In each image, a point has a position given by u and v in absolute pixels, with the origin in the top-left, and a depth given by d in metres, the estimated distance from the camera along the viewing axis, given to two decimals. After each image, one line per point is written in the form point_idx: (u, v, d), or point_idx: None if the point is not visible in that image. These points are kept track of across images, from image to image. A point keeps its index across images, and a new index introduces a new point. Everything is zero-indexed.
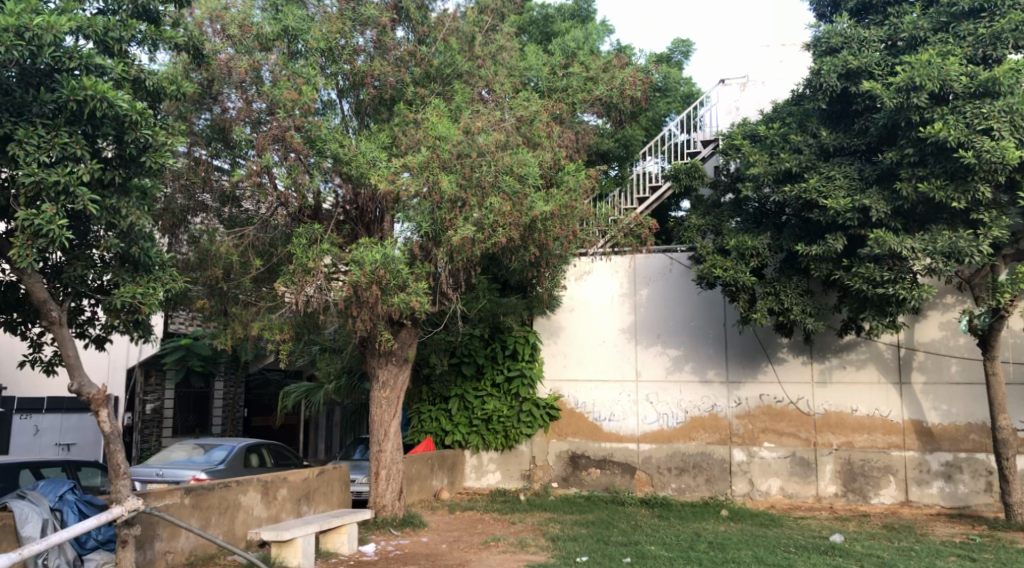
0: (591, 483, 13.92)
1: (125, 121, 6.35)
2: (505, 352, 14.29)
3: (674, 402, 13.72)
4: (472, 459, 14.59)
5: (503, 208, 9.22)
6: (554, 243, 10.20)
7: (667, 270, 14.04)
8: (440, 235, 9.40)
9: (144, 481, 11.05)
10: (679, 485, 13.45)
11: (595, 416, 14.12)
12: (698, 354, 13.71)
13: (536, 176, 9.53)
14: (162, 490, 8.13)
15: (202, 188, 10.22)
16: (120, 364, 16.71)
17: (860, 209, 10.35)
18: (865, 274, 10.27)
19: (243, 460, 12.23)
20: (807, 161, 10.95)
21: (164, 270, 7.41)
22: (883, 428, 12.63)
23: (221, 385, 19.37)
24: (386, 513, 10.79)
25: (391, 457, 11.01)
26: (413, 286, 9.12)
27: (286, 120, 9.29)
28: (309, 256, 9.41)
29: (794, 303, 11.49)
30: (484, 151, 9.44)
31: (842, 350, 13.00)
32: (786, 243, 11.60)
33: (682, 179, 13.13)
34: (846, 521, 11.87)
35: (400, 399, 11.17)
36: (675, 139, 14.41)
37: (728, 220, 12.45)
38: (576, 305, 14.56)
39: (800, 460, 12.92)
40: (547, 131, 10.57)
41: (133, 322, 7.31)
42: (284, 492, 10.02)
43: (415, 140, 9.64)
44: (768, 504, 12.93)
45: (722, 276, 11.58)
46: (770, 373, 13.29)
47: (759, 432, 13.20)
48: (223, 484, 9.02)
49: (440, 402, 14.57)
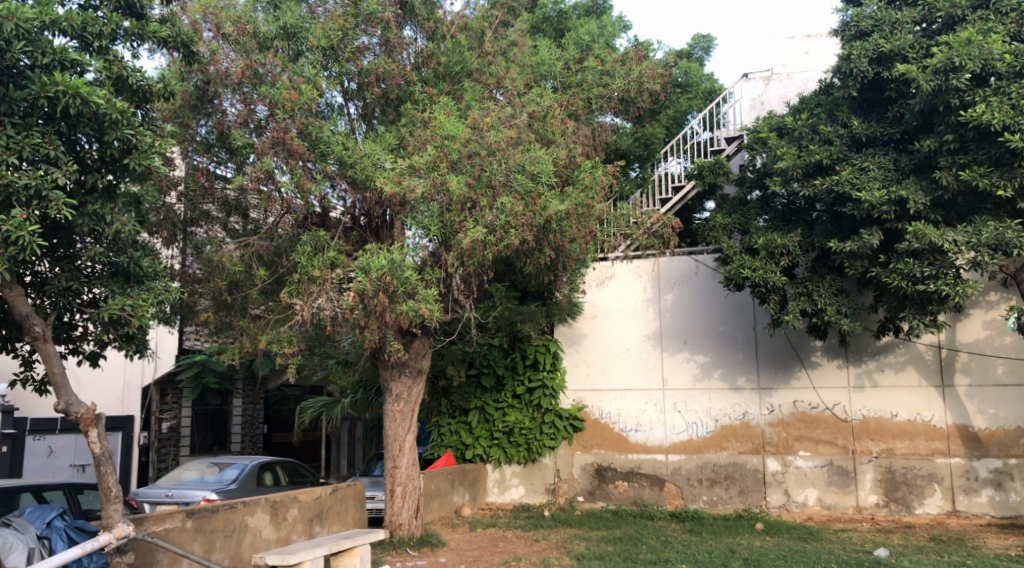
0: (618, 497, 13.33)
1: (105, 121, 6.26)
2: (525, 362, 13.77)
3: (703, 410, 13.11)
4: (494, 474, 14.06)
5: (515, 208, 8.79)
6: (571, 245, 9.72)
7: (693, 272, 13.46)
8: (451, 238, 8.95)
9: (153, 503, 10.65)
10: (711, 498, 12.81)
11: (620, 427, 13.54)
12: (728, 360, 13.09)
13: (550, 174, 9.08)
14: (161, 513, 7.72)
15: (205, 197, 9.97)
16: (136, 384, 16.36)
17: (896, 201, 9.76)
18: (904, 270, 9.64)
19: (255, 479, 11.81)
20: (839, 152, 10.34)
21: (158, 281, 7.13)
22: (926, 433, 11.93)
23: (239, 402, 19.23)
24: (402, 532, 10.30)
25: (407, 473, 10.54)
26: (422, 293, 8.71)
27: (287, 122, 8.97)
28: (315, 264, 9.05)
29: (828, 304, 10.87)
30: (495, 149, 9.01)
31: (880, 352, 12.31)
32: (818, 239, 11.00)
33: (706, 176, 12.67)
34: (889, 533, 11.16)
35: (415, 412, 10.70)
36: (698, 137, 13.89)
37: (755, 218, 11.87)
38: (599, 311, 14.01)
39: (838, 470, 12.24)
40: (561, 127, 10.10)
41: (127, 336, 7.01)
42: (295, 512, 9.58)
43: (422, 140, 9.20)
44: (806, 516, 12.25)
45: (751, 276, 11.00)
46: (804, 378, 12.64)
47: (793, 441, 12.53)
48: (228, 505, 8.59)
49: (459, 415, 14.06)
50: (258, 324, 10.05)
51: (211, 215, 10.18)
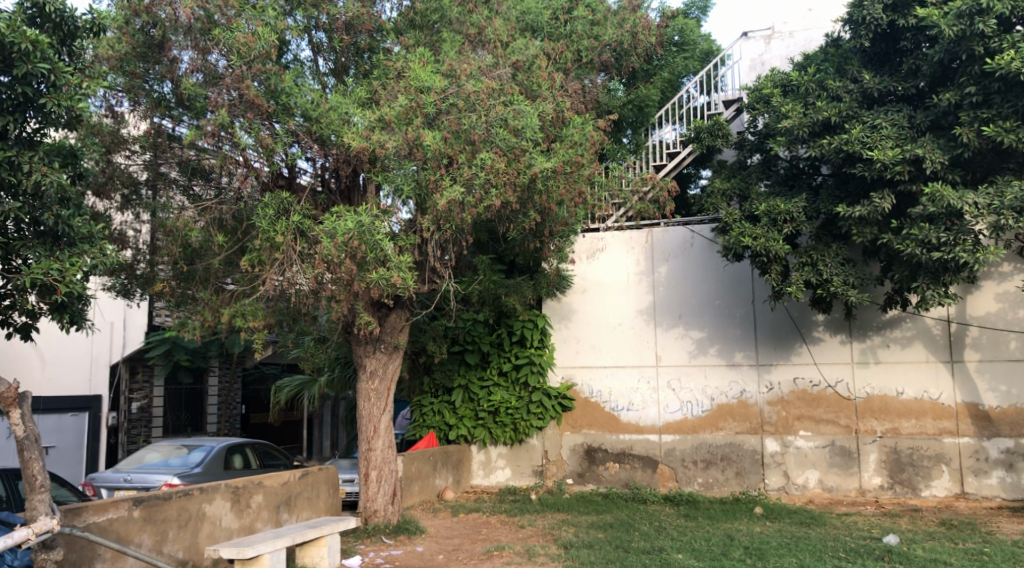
0: (609, 480, 12.65)
1: (13, 51, 5.63)
2: (512, 339, 13.05)
3: (698, 388, 12.41)
4: (479, 455, 13.35)
5: (497, 165, 8.05)
6: (558, 208, 8.97)
7: (688, 243, 12.70)
8: (426, 200, 8.18)
9: (111, 489, 9.85)
10: (706, 480, 12.16)
11: (611, 406, 12.83)
12: (724, 336, 12.38)
13: (535, 129, 8.31)
14: (103, 502, 6.98)
15: (162, 157, 9.12)
16: (103, 360, 15.52)
17: (911, 160, 9.05)
18: (919, 236, 8.92)
19: (223, 462, 11.05)
20: (848, 108, 9.56)
21: (95, 245, 6.35)
22: (933, 412, 11.26)
23: (215, 381, 18.56)
24: (377, 519, 9.62)
25: (382, 456, 9.81)
26: (394, 260, 7.86)
27: (244, 70, 8.06)
28: (276, 230, 8.27)
29: (834, 274, 10.13)
30: (474, 100, 8.23)
31: (885, 327, 11.62)
32: (823, 205, 10.26)
33: (704, 138, 11.91)
34: (897, 517, 10.51)
35: (391, 391, 9.95)
36: (694, 102, 13.12)
37: (756, 183, 11.10)
38: (589, 285, 13.24)
39: (840, 450, 11.58)
40: (547, 80, 9.34)
41: (60, 304, 6.21)
42: (259, 499, 8.83)
43: (394, 91, 8.34)
44: (806, 499, 11.61)
45: (752, 246, 10.26)
46: (805, 354, 11.94)
47: (794, 420, 11.86)
48: (183, 492, 7.83)
49: (443, 394, 13.33)
50: (221, 296, 9.27)
51: (172, 180, 9.35)
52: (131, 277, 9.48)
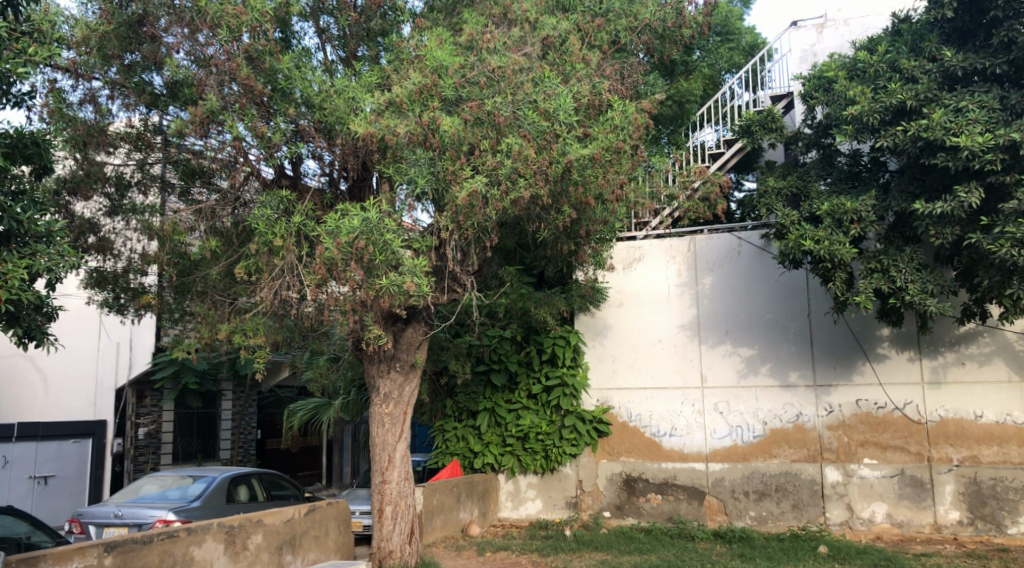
0: (651, 513, 11.38)
1: None
2: (542, 357, 11.91)
3: (750, 412, 11.14)
4: (508, 485, 12.15)
5: (526, 151, 7.03)
6: (596, 203, 7.89)
7: (735, 252, 11.53)
8: (445, 195, 7.18)
9: (99, 525, 8.61)
10: (760, 514, 10.87)
11: (652, 432, 11.59)
12: (777, 353, 11.14)
13: (569, 111, 7.26)
14: (66, 550, 5.92)
15: (154, 154, 8.34)
16: (109, 385, 14.65)
17: (1005, 147, 7.92)
18: (1017, 233, 7.67)
19: (226, 494, 9.88)
20: (927, 91, 8.45)
21: (52, 245, 5.45)
22: (1018, 438, 9.90)
23: (229, 405, 17.61)
24: (393, 561, 8.46)
25: (398, 490, 8.67)
26: (408, 263, 6.81)
27: (232, 46, 7.11)
28: (276, 231, 7.30)
29: (909, 281, 8.85)
30: (498, 78, 7.29)
31: (961, 342, 10.30)
32: (895, 202, 9.05)
33: (756, 132, 10.47)
34: (985, 559, 9.14)
35: (407, 416, 8.86)
36: (738, 100, 11.92)
37: (815, 181, 9.88)
38: (625, 298, 12.06)
39: (911, 480, 10.25)
40: (582, 61, 8.34)
41: (10, 315, 5.24)
42: (258, 540, 7.73)
43: (408, 73, 7.39)
44: (873, 536, 10.26)
45: (814, 249, 9.06)
46: (868, 373, 10.66)
47: (857, 447, 10.56)
48: (167, 533, 6.77)
49: (467, 418, 12.20)
50: (221, 310, 8.26)
51: (169, 182, 8.59)
52: (120, 289, 8.53)
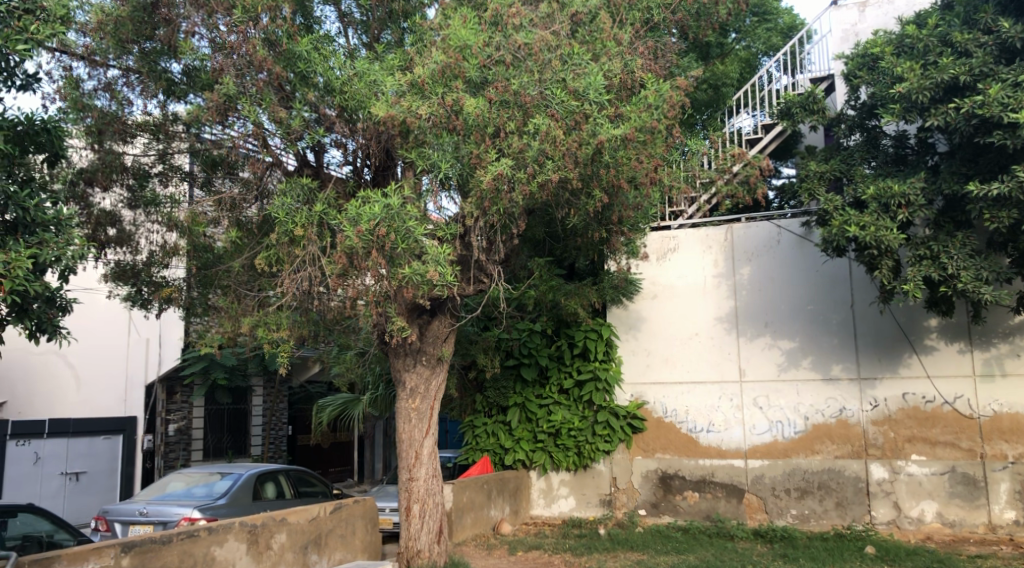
0: (688, 511, 10.99)
1: None
2: (573, 351, 11.57)
3: (790, 406, 10.69)
4: (539, 482, 11.84)
5: (555, 131, 6.71)
6: (629, 189, 7.53)
7: (775, 240, 11.08)
8: (470, 180, 6.88)
9: (125, 523, 8.47)
10: (802, 512, 10.43)
11: (688, 427, 11.19)
12: (819, 345, 10.67)
13: (600, 89, 6.95)
14: (82, 550, 5.73)
15: (174, 144, 8.23)
16: (139, 381, 14.64)
17: None
18: None
19: (253, 491, 9.70)
20: (981, 65, 7.98)
21: (61, 234, 5.26)
22: None
23: (260, 401, 17.54)
24: (421, 561, 8.18)
25: (425, 487, 8.39)
26: (431, 252, 6.53)
27: (248, 27, 6.90)
28: (296, 221, 7.06)
29: (962, 267, 8.33)
30: (525, 56, 6.96)
31: (1016, 332, 9.74)
32: (946, 184, 8.55)
33: (795, 113, 9.98)
34: None
35: (434, 411, 8.58)
36: (777, 83, 11.40)
37: (860, 164, 9.39)
38: (659, 290, 11.65)
39: (963, 478, 9.74)
40: (613, 39, 7.98)
41: (18, 308, 5.06)
42: (282, 539, 7.52)
43: (430, 53, 7.08)
44: (923, 536, 9.76)
45: (860, 235, 8.55)
46: (916, 365, 10.15)
47: (905, 443, 10.06)
48: (187, 533, 6.57)
49: (497, 414, 11.91)
50: (243, 304, 8.06)
51: (191, 173, 8.47)
52: (142, 282, 8.33)
